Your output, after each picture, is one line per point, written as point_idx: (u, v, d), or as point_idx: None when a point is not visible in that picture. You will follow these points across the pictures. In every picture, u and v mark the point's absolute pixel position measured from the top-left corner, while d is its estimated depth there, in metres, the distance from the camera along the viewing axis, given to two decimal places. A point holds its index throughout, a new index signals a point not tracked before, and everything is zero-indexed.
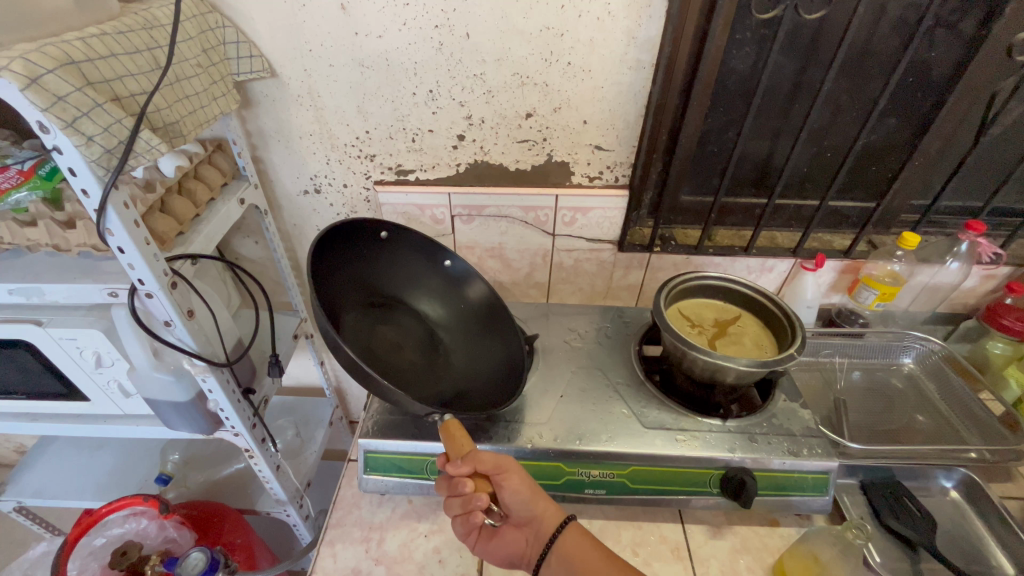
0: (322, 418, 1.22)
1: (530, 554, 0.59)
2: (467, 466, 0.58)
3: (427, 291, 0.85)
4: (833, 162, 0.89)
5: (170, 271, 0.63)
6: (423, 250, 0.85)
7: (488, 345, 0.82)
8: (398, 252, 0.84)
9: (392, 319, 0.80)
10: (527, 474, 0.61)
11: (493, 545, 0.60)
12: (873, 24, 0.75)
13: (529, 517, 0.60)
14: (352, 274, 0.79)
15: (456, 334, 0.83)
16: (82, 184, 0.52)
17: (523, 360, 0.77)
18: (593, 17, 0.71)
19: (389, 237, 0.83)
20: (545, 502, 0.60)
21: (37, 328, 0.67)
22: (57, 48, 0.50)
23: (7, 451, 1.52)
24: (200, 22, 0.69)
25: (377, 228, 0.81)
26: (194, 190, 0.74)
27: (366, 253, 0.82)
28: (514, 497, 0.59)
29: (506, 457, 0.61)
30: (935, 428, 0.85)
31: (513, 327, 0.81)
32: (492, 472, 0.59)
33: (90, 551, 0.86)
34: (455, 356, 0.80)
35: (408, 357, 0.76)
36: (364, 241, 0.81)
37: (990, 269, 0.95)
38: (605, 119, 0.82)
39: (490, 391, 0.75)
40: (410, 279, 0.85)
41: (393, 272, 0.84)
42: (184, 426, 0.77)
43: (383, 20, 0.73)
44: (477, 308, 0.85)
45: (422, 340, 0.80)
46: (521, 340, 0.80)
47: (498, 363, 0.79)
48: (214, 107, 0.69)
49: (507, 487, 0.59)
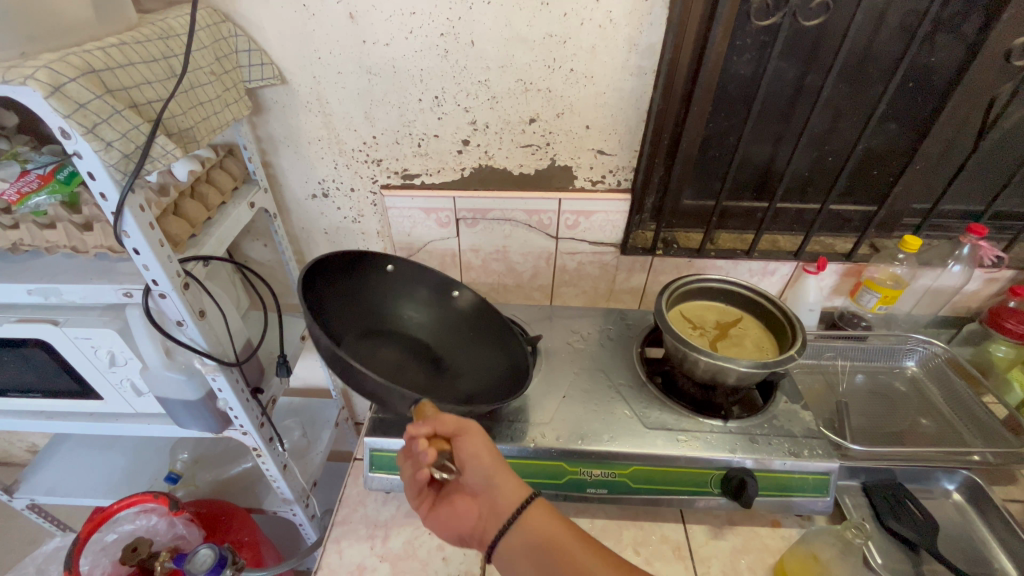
0: (328, 419, 1.23)
1: (484, 528, 0.56)
2: (428, 425, 0.57)
3: (430, 310, 0.88)
4: (834, 166, 0.90)
5: (183, 272, 0.65)
6: (423, 274, 0.88)
7: (490, 352, 0.83)
8: (403, 285, 0.88)
9: (392, 339, 0.83)
10: (490, 441, 0.59)
11: (443, 511, 0.58)
12: (873, 29, 0.76)
13: (486, 485, 0.57)
14: (356, 306, 0.83)
15: (459, 349, 0.85)
16: (100, 187, 0.54)
17: (526, 358, 0.79)
18: (596, 25, 0.73)
19: (395, 269, 0.87)
20: (505, 473, 0.58)
21: (54, 328, 0.69)
22: (79, 58, 0.52)
23: (20, 451, 1.55)
24: (214, 31, 0.72)
25: (383, 261, 0.86)
26: (206, 194, 0.76)
27: (370, 287, 0.86)
28: (472, 460, 0.57)
29: (470, 421, 0.60)
30: (938, 431, 0.85)
31: (508, 330, 0.83)
32: (453, 434, 0.59)
33: (101, 547, 0.88)
34: (461, 369, 0.81)
35: (412, 373, 0.78)
36: (368, 272, 0.86)
37: (991, 273, 0.96)
38: (607, 124, 0.83)
39: (499, 389, 0.76)
40: (412, 304, 0.88)
41: (397, 302, 0.87)
42: (194, 424, 0.79)
43: (390, 29, 0.75)
44: (477, 314, 0.87)
45: (425, 361, 0.81)
46: (524, 345, 0.81)
47: (500, 366, 0.81)
48: (226, 113, 0.71)
49: (467, 452, 0.57)
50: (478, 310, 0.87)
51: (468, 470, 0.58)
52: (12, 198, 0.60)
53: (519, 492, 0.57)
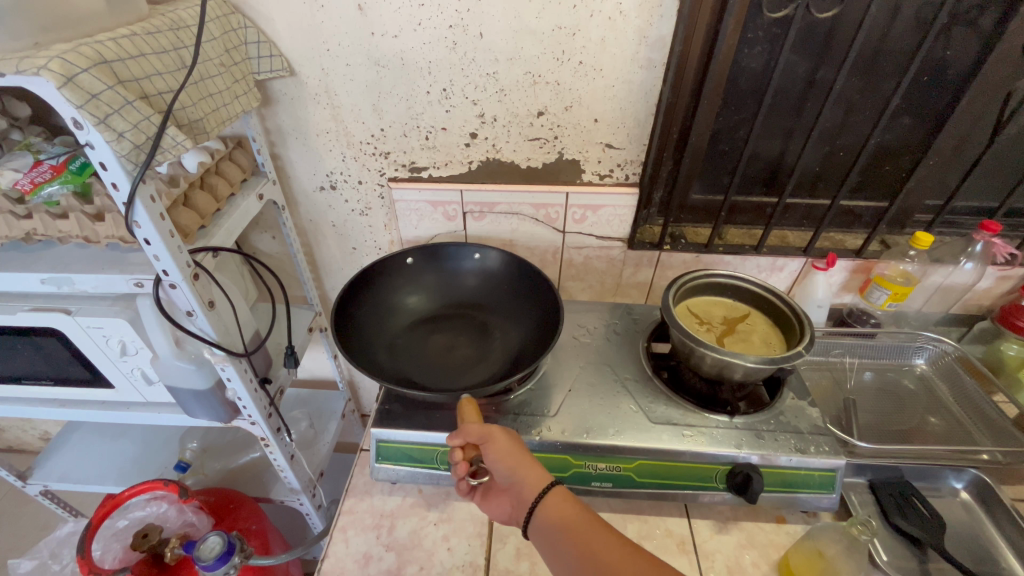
0: (334, 410, 1.25)
1: (517, 516, 0.63)
2: (458, 437, 0.63)
3: (467, 285, 0.90)
4: (846, 161, 0.89)
5: (192, 263, 0.66)
6: (446, 254, 0.90)
7: (530, 303, 0.86)
8: (425, 270, 0.90)
9: (439, 326, 0.86)
10: (513, 441, 0.62)
11: (491, 496, 0.66)
12: (886, 23, 0.75)
13: (512, 480, 0.61)
14: (379, 303, 0.86)
15: (503, 309, 0.88)
16: (112, 178, 0.55)
17: (556, 308, 0.80)
18: (605, 16, 0.72)
19: (416, 262, 0.90)
20: (527, 466, 0.61)
21: (67, 317, 0.70)
22: (91, 48, 0.52)
23: (32, 439, 1.58)
24: (224, 23, 0.72)
25: (403, 255, 0.88)
26: (216, 185, 0.76)
27: (393, 284, 0.88)
28: (497, 464, 0.61)
29: (497, 427, 0.63)
30: (948, 430, 0.84)
31: (538, 278, 0.85)
32: (479, 442, 0.63)
33: (113, 533, 0.90)
34: (508, 332, 0.84)
35: (466, 351, 0.82)
36: (389, 272, 0.88)
37: (1005, 269, 0.94)
38: (617, 117, 0.83)
39: (541, 342, 0.78)
40: (457, 279, 0.91)
41: (435, 283, 0.90)
42: (203, 413, 0.80)
43: (399, 20, 0.75)
44: (516, 269, 0.88)
45: (473, 333, 0.85)
46: (550, 286, 0.84)
47: (539, 318, 0.83)
48: (236, 104, 0.72)
49: (490, 456, 0.62)
50: (516, 265, 0.88)
51: (496, 470, 0.62)
52: (26, 188, 0.61)
53: (540, 483, 0.60)
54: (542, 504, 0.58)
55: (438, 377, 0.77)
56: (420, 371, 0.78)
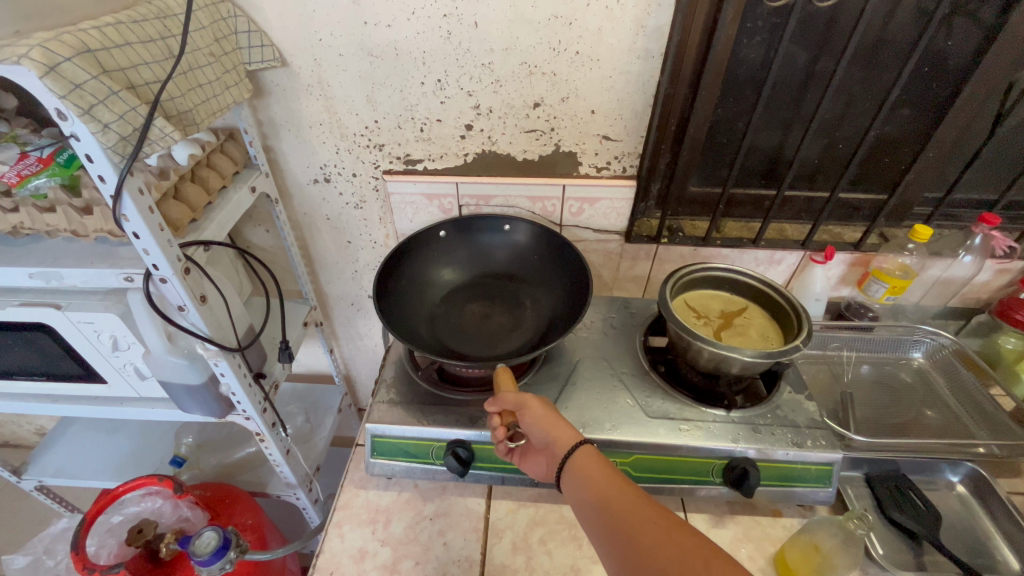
0: (331, 405, 1.24)
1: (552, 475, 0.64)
2: (496, 403, 0.64)
3: (501, 254, 0.90)
4: (845, 153, 0.88)
5: (183, 257, 0.65)
6: (479, 224, 0.89)
7: (561, 271, 0.86)
8: (456, 243, 0.89)
9: (472, 295, 0.86)
10: (547, 406, 0.63)
11: (529, 458, 0.66)
12: (887, 14, 0.73)
13: (548, 443, 0.62)
14: (414, 275, 0.85)
15: (534, 277, 0.88)
16: (98, 171, 0.53)
17: (586, 279, 0.80)
18: (602, 6, 0.71)
19: (449, 234, 0.89)
20: (559, 426, 0.61)
21: (57, 312, 0.69)
22: (74, 37, 0.51)
23: (28, 434, 1.57)
24: (213, 12, 0.71)
25: (435, 229, 0.87)
26: (206, 178, 0.75)
27: (427, 257, 0.88)
28: (533, 427, 0.63)
29: (529, 395, 0.64)
30: (945, 423, 0.84)
31: (565, 245, 0.86)
32: (515, 408, 0.64)
33: (107, 529, 0.91)
34: (539, 300, 0.85)
35: (500, 320, 0.82)
36: (421, 244, 0.87)
37: (1003, 263, 0.94)
38: (614, 109, 0.82)
39: (573, 312, 0.79)
40: (490, 251, 0.90)
41: (469, 253, 0.90)
42: (197, 409, 0.80)
43: (392, 10, 0.73)
44: (545, 237, 0.88)
45: (505, 303, 0.85)
46: (580, 255, 0.84)
47: (570, 288, 0.83)
48: (227, 95, 0.71)
49: (527, 420, 0.63)
50: (546, 236, 0.88)
51: (532, 434, 0.63)
52: (12, 180, 0.60)
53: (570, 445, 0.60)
54: (571, 462, 0.58)
55: (474, 345, 0.78)
56: (457, 340, 0.78)
